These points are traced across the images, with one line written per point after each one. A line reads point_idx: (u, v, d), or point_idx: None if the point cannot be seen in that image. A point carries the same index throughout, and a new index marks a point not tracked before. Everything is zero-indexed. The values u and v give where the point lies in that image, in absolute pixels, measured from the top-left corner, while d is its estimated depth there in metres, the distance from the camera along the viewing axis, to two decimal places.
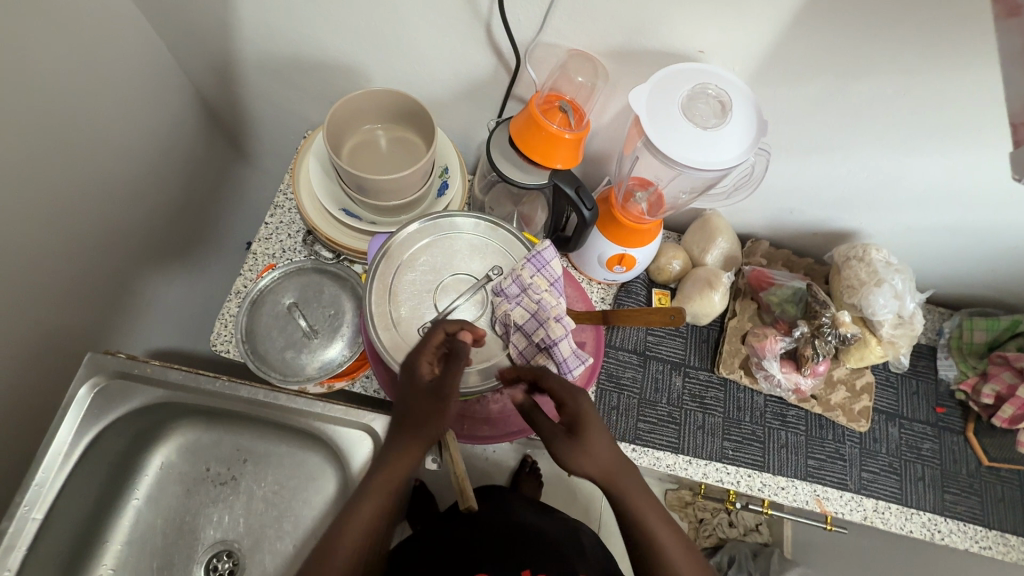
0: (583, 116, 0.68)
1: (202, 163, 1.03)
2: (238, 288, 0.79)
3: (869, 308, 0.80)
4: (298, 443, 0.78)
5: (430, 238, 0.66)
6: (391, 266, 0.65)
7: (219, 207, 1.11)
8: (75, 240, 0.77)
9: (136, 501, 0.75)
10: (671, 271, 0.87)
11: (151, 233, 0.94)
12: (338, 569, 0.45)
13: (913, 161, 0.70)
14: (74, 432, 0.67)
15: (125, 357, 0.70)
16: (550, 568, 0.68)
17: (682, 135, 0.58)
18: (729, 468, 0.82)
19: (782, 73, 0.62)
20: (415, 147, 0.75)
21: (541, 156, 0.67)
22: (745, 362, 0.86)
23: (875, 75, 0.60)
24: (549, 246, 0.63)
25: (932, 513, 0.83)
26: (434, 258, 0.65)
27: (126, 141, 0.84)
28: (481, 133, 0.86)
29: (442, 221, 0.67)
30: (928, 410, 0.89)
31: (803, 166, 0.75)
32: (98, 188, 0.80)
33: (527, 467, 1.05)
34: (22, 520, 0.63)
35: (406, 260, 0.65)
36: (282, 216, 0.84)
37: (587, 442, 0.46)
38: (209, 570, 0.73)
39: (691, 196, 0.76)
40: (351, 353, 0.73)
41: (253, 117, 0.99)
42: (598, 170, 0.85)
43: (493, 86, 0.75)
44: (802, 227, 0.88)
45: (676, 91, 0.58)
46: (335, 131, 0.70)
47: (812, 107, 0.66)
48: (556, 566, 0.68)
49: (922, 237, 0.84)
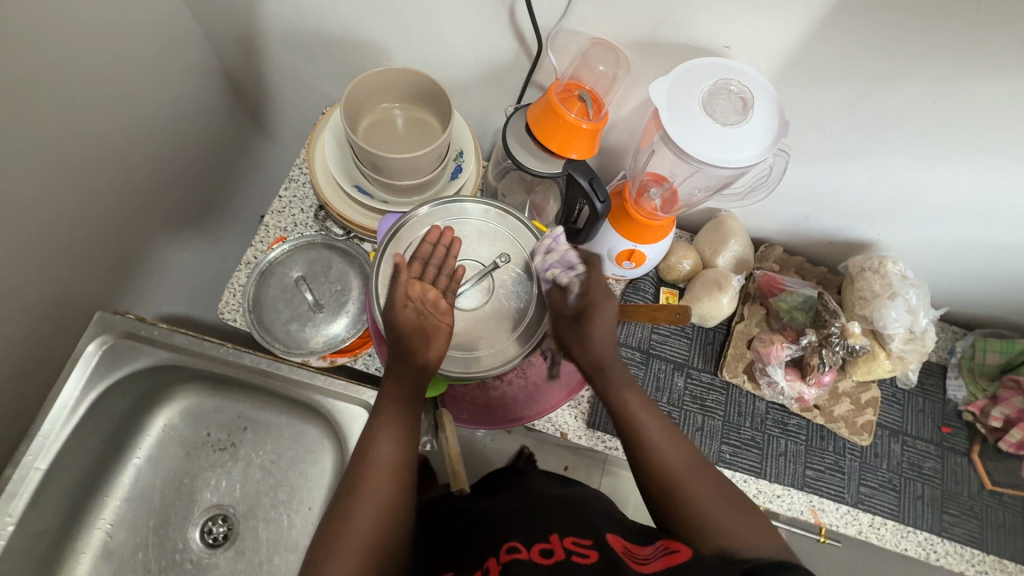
0: (602, 106, 0.68)
1: (221, 133, 1.04)
2: (249, 259, 0.79)
3: (880, 322, 0.79)
4: (298, 415, 0.78)
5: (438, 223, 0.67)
6: (398, 249, 0.65)
7: (235, 178, 1.12)
8: (92, 200, 0.79)
9: (137, 460, 0.77)
10: (680, 270, 0.87)
11: (166, 198, 0.95)
12: (385, 428, 0.55)
13: (937, 173, 0.68)
14: (81, 387, 0.68)
15: (134, 319, 0.71)
16: (575, 531, 0.55)
17: (700, 130, 0.57)
18: (725, 472, 0.82)
19: (809, 74, 0.60)
20: (432, 129, 0.75)
21: (558, 145, 0.67)
22: (750, 367, 0.85)
23: (905, 81, 0.58)
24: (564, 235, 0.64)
25: (929, 533, 0.82)
26: (441, 243, 0.66)
27: (147, 107, 0.85)
28: (499, 119, 0.85)
29: (450, 206, 0.67)
30: (932, 429, 0.87)
31: (824, 172, 0.74)
32: (117, 150, 0.81)
33: (523, 457, 1.03)
34: (27, 468, 0.65)
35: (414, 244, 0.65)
36: (295, 190, 0.84)
37: (587, 328, 0.58)
38: (204, 532, 0.74)
39: (705, 195, 0.75)
40: (355, 331, 0.73)
41: (274, 90, 0.99)
42: (613, 164, 0.85)
43: (513, 72, 0.75)
44: (818, 235, 0.87)
45: (696, 85, 0.57)
46: (352, 106, 0.69)
47: (838, 110, 0.64)
48: (580, 528, 0.56)
49: (942, 253, 0.82)
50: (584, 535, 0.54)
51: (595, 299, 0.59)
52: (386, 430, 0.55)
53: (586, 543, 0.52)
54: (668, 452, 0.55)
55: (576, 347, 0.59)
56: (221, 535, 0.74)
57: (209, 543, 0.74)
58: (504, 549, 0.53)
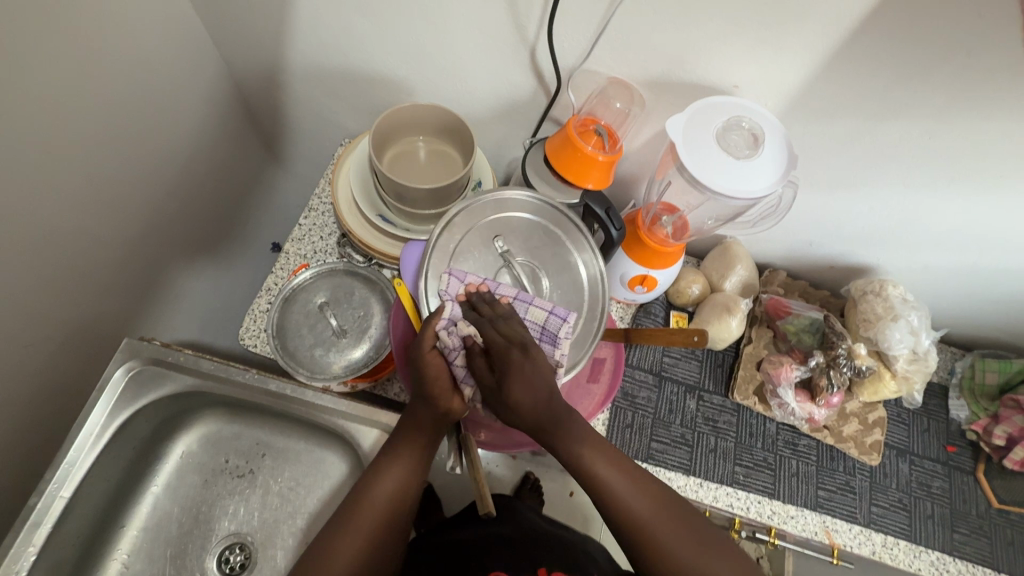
0: (617, 140, 0.71)
1: (239, 163, 1.07)
2: (270, 286, 0.81)
3: (885, 343, 0.81)
4: (317, 441, 0.79)
5: (456, 237, 0.63)
6: (443, 262, 0.61)
7: (249, 208, 1.14)
8: (116, 228, 0.81)
9: (155, 488, 0.76)
10: (689, 295, 0.89)
11: (184, 227, 0.97)
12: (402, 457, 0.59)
13: (931, 201, 0.72)
14: (107, 414, 0.69)
15: (160, 345, 0.72)
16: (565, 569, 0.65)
17: (714, 164, 0.61)
18: (739, 493, 0.83)
19: (811, 111, 0.65)
20: (453, 161, 0.78)
21: (575, 175, 0.70)
22: (760, 389, 0.87)
23: (902, 116, 0.62)
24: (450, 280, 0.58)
25: (941, 552, 0.83)
26: (475, 262, 0.62)
27: (170, 138, 0.88)
28: (514, 151, 0.89)
29: (474, 206, 0.65)
30: (938, 448, 0.89)
31: (826, 200, 0.78)
32: (139, 179, 0.83)
33: (529, 485, 1.01)
34: (51, 496, 0.64)
35: (451, 260, 0.62)
36: (315, 219, 0.87)
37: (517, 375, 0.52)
38: (221, 562, 0.74)
39: (716, 223, 0.80)
40: (377, 355, 0.74)
41: (293, 122, 1.03)
42: (624, 193, 0.88)
43: (529, 108, 0.79)
44: (819, 260, 0.91)
45: (710, 122, 0.61)
46: (379, 138, 0.73)
47: (837, 145, 0.68)
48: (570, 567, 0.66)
49: (938, 276, 0.86)
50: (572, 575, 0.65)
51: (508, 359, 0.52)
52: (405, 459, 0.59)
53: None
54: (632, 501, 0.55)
55: (518, 385, 0.51)
56: (239, 564, 0.73)
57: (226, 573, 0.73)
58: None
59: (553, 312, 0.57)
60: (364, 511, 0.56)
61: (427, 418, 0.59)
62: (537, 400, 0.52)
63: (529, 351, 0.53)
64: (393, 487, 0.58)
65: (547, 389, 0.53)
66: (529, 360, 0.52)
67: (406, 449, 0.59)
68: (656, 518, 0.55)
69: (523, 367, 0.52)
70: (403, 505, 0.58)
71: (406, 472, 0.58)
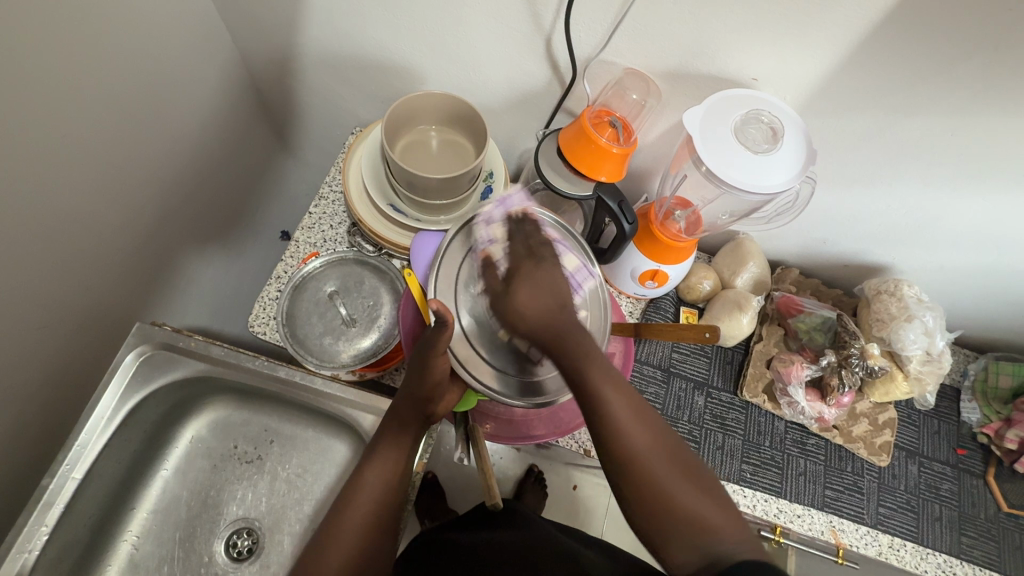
0: (632, 133, 0.70)
1: (250, 150, 1.07)
2: (280, 273, 0.81)
3: (898, 343, 0.80)
4: (324, 429, 0.79)
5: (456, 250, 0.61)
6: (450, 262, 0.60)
7: (259, 195, 1.14)
8: (128, 214, 0.81)
9: (165, 472, 0.77)
10: (700, 290, 0.89)
11: (195, 213, 0.97)
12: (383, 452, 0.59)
13: (951, 200, 0.71)
14: (119, 397, 0.69)
15: (171, 330, 0.73)
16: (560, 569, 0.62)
17: (732, 157, 0.60)
18: (746, 491, 0.82)
19: (832, 105, 0.64)
20: (465, 151, 0.77)
21: (587, 168, 0.69)
22: (769, 387, 0.86)
23: (926, 112, 0.61)
24: (519, 195, 0.63)
25: (948, 555, 0.83)
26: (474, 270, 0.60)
27: (183, 124, 0.87)
28: (526, 142, 0.88)
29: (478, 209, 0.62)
30: (948, 451, 0.88)
31: (844, 197, 0.76)
32: (152, 164, 0.83)
33: (532, 477, 1.03)
34: (63, 478, 0.65)
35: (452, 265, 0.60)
36: (325, 207, 0.86)
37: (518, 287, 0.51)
38: (229, 546, 0.74)
39: (730, 219, 0.78)
40: (386, 344, 0.74)
41: (303, 109, 1.02)
42: (637, 187, 0.87)
43: (544, 98, 0.78)
44: (833, 258, 0.90)
45: (729, 115, 0.60)
46: (391, 126, 0.72)
47: (857, 141, 0.67)
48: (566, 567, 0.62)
49: (955, 277, 0.84)
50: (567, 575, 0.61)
51: (523, 266, 0.53)
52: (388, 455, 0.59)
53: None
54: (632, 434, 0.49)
55: (524, 286, 0.51)
56: (246, 549, 0.74)
57: (234, 557, 0.74)
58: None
59: (582, 266, 0.62)
60: (352, 515, 0.56)
61: (410, 415, 0.59)
62: (545, 307, 0.51)
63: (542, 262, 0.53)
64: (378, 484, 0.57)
65: (558, 300, 0.52)
66: (541, 269, 0.53)
67: (388, 445, 0.59)
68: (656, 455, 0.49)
69: (533, 274, 0.52)
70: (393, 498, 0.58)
71: (388, 475, 0.58)
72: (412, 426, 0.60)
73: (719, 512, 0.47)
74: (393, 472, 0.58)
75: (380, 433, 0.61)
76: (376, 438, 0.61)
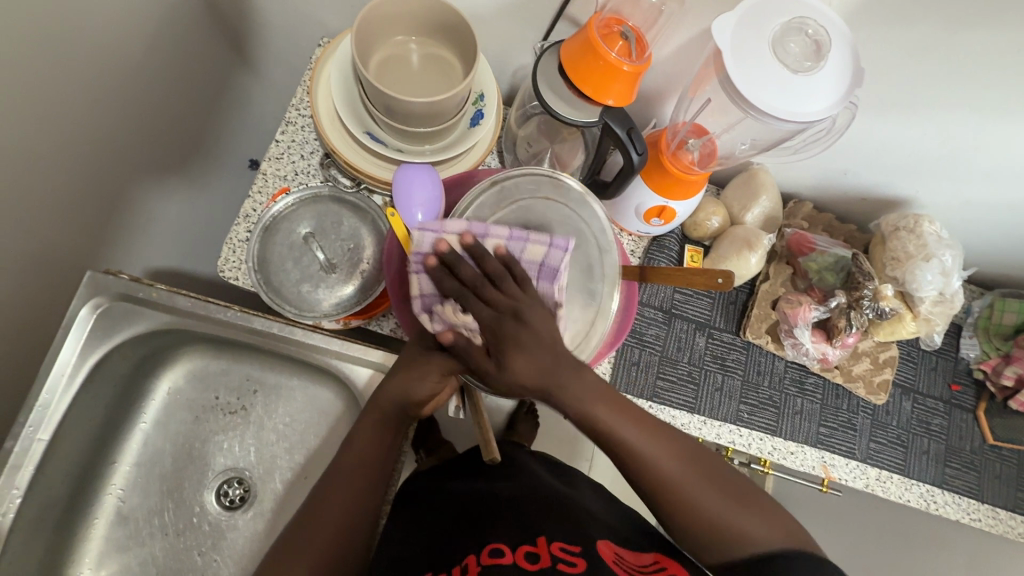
0: (645, 47, 0.60)
1: (207, 67, 0.93)
2: (246, 212, 0.72)
3: (913, 284, 0.77)
4: (310, 376, 0.75)
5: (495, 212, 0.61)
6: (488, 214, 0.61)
7: (223, 120, 1.02)
8: (66, 145, 0.71)
9: (143, 425, 0.74)
10: (708, 227, 0.82)
11: (150, 143, 0.86)
12: (360, 434, 0.56)
13: (995, 127, 0.64)
14: (78, 352, 0.64)
15: (127, 279, 0.66)
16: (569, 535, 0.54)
17: (766, 78, 0.51)
18: (742, 431, 0.82)
19: (882, 14, 0.54)
20: (450, 68, 0.67)
21: (593, 89, 0.59)
22: (773, 328, 0.83)
23: (995, 22, 0.52)
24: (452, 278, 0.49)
25: (930, 485, 0.85)
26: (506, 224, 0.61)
27: (119, 37, 0.74)
28: (521, 56, 0.77)
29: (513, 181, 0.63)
30: (943, 387, 0.88)
31: (878, 122, 0.68)
32: (88, 87, 0.71)
33: (526, 408, 1.01)
34: (28, 440, 0.61)
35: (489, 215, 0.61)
36: (294, 134, 0.76)
37: (508, 358, 0.45)
38: (220, 495, 0.72)
39: (750, 149, 0.70)
40: (371, 291, 0.69)
41: (261, 15, 0.88)
42: (647, 111, 0.78)
43: (542, 3, 0.66)
44: (851, 192, 0.83)
45: (765, 25, 0.51)
46: (363, 36, 0.61)
47: (906, 58, 0.58)
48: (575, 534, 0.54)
49: (979, 212, 0.79)
50: (578, 542, 0.53)
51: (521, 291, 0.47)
52: (366, 434, 0.56)
53: (574, 549, 0.52)
54: (659, 463, 0.49)
55: (521, 353, 0.45)
56: (239, 497, 0.72)
57: (226, 506, 0.72)
58: (486, 548, 0.53)
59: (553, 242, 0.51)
60: (331, 498, 0.54)
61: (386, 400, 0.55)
62: (540, 364, 0.45)
63: (523, 318, 0.45)
64: (358, 463, 0.55)
65: (551, 342, 0.46)
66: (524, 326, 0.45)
67: (371, 423, 0.56)
68: (690, 480, 0.49)
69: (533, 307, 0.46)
70: (374, 477, 0.55)
71: (368, 453, 0.55)
72: (394, 424, 0.56)
73: (761, 521, 0.47)
74: (374, 447, 0.56)
75: (358, 424, 0.57)
76: (354, 426, 0.57)
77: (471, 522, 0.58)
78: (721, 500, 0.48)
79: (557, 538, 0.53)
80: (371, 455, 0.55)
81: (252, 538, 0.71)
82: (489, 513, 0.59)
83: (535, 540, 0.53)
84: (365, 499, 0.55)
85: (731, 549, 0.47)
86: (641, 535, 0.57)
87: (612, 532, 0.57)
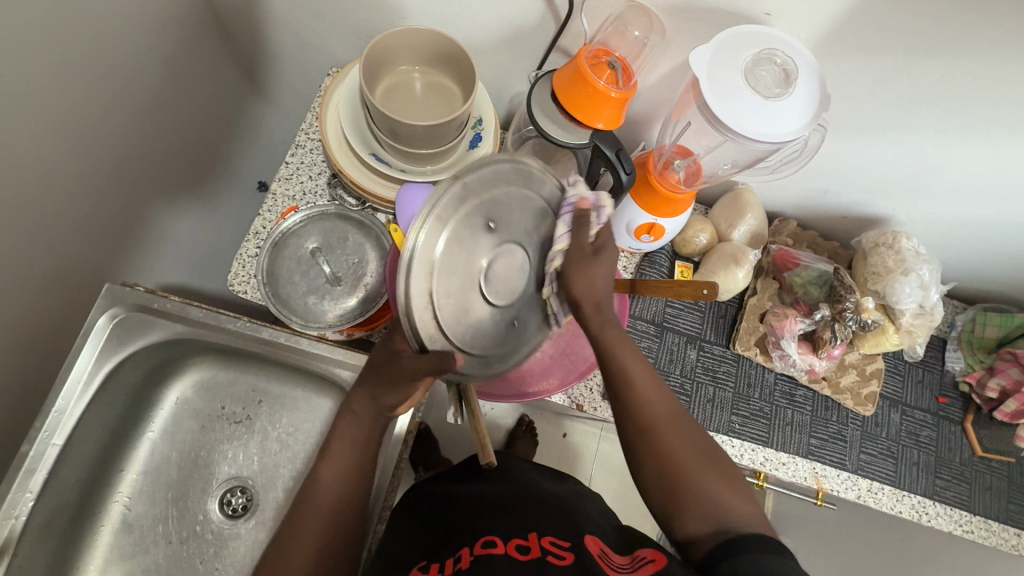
0: (631, 75, 0.65)
1: (221, 95, 0.99)
2: (257, 229, 0.76)
3: (893, 297, 0.80)
4: (314, 387, 0.78)
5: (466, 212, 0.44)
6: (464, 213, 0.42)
7: (235, 145, 1.07)
8: (88, 167, 0.75)
9: (152, 434, 0.76)
10: (696, 244, 0.86)
11: (166, 166, 0.90)
12: (335, 446, 0.56)
13: (958, 149, 0.69)
14: (94, 360, 0.67)
15: (143, 291, 0.69)
16: (556, 531, 0.56)
17: (741, 102, 0.56)
18: (734, 441, 0.84)
19: (844, 46, 0.59)
20: (450, 95, 0.72)
21: (583, 114, 0.64)
22: (762, 341, 0.86)
23: (948, 54, 0.57)
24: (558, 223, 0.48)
25: (922, 497, 0.86)
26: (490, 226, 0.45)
27: (141, 68, 0.80)
28: (517, 84, 0.82)
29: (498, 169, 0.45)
30: (930, 399, 0.90)
31: (851, 145, 0.73)
32: (109, 114, 0.76)
33: (524, 425, 1.03)
34: (43, 444, 0.64)
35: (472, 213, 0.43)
36: (303, 156, 0.81)
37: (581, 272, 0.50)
38: (223, 504, 0.74)
39: (731, 169, 0.75)
40: (373, 302, 0.72)
41: (275, 47, 0.94)
42: (635, 134, 0.83)
43: (535, 36, 0.72)
44: (832, 210, 0.87)
45: (738, 54, 0.56)
46: (371, 65, 0.66)
47: (870, 85, 0.63)
48: (563, 530, 0.56)
49: (954, 229, 0.83)
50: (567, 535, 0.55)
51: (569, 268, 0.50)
52: (343, 451, 0.56)
53: (564, 544, 0.54)
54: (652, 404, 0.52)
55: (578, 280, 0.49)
56: (241, 506, 0.74)
57: (229, 515, 0.74)
58: (480, 540, 0.55)
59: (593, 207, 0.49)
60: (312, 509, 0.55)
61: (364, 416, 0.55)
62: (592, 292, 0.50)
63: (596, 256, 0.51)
64: (338, 474, 0.56)
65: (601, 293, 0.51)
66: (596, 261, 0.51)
67: (347, 433, 0.56)
68: (676, 438, 0.51)
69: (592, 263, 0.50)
70: (354, 491, 0.56)
71: (345, 467, 0.56)
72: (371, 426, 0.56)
73: (734, 494, 0.49)
74: (353, 456, 0.56)
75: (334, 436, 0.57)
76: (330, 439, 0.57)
77: (465, 522, 0.60)
78: (699, 462, 0.51)
79: (547, 534, 0.56)
80: (350, 469, 0.56)
81: (253, 547, 0.73)
82: (482, 512, 0.61)
83: (526, 535, 0.56)
84: (348, 509, 0.56)
85: (703, 508, 0.49)
86: (629, 539, 0.59)
87: (600, 529, 0.60)
